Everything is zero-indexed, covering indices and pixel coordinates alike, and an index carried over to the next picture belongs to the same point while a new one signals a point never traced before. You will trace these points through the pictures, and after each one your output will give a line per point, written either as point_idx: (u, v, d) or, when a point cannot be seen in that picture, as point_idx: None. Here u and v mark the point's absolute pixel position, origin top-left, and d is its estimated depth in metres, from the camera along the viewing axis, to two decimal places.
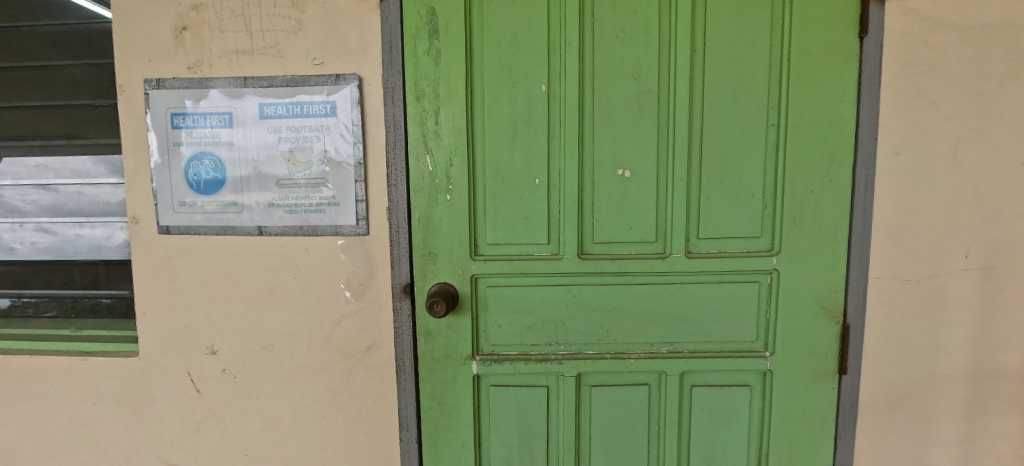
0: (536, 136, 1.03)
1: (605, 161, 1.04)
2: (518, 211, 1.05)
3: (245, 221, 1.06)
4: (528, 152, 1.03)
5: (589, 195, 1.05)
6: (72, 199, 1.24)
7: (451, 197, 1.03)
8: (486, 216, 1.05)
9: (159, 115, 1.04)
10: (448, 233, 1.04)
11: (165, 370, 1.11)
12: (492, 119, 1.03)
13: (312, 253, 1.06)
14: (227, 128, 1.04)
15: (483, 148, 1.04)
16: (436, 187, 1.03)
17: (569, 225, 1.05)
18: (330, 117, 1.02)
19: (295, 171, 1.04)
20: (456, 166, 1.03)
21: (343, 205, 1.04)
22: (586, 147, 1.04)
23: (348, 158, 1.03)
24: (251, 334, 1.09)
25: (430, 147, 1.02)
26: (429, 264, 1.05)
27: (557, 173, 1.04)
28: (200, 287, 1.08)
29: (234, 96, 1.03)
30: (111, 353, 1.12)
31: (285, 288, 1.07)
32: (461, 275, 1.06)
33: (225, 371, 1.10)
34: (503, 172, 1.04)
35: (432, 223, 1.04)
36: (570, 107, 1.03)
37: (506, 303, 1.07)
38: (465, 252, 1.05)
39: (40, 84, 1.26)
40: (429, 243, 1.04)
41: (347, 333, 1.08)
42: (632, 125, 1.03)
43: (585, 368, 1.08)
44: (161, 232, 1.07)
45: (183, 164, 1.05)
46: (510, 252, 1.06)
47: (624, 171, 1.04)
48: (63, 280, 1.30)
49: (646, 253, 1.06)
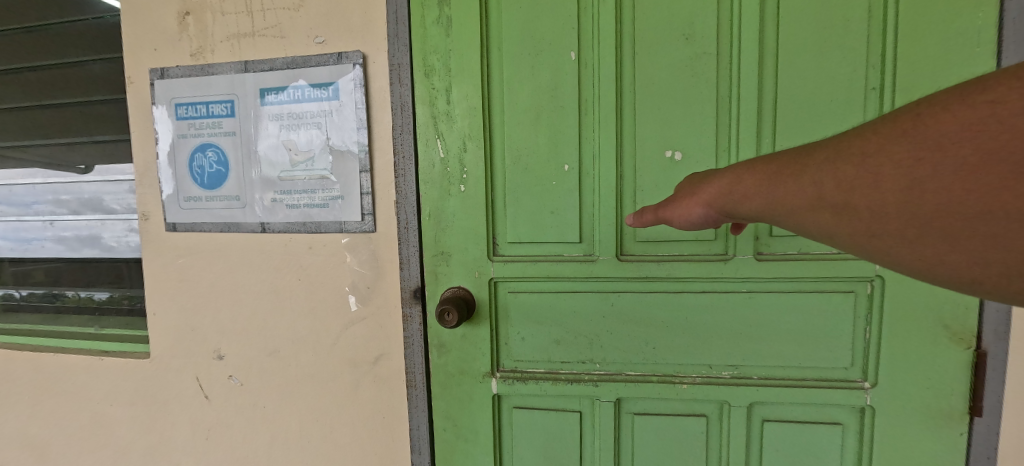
0: (564, 114, 0.86)
1: (649, 142, 0.84)
2: (543, 204, 0.88)
3: (248, 217, 0.98)
4: (555, 133, 0.86)
5: (631, 185, 0.86)
6: (94, 197, 1.22)
7: (465, 188, 0.89)
8: (505, 209, 0.89)
9: (165, 106, 1.00)
10: (462, 230, 0.90)
11: (175, 374, 1.06)
12: (512, 95, 0.87)
13: (316, 252, 0.96)
14: (228, 117, 0.97)
15: (502, 131, 0.88)
16: (448, 177, 0.89)
17: (607, 221, 0.87)
18: (332, 101, 0.92)
19: (297, 162, 0.95)
20: (471, 152, 0.88)
21: (348, 199, 0.93)
22: (625, 125, 0.85)
23: (351, 146, 0.92)
24: (255, 339, 1.01)
25: (441, 131, 0.89)
26: (441, 265, 0.91)
27: (589, 157, 0.86)
28: (207, 288, 1.02)
29: (235, 82, 0.96)
30: (127, 353, 1.10)
31: (290, 291, 0.98)
32: (478, 279, 0.91)
33: (232, 378, 1.04)
34: (525, 157, 0.87)
35: (444, 218, 0.90)
36: (604, 77, 0.85)
37: (528, 312, 0.91)
38: (481, 252, 0.90)
39: (61, 82, 1.24)
40: (441, 241, 0.91)
41: (354, 341, 0.97)
42: (686, 96, 0.83)
43: (626, 392, 0.89)
44: (168, 229, 1.02)
45: (188, 157, 1.00)
46: (535, 252, 0.90)
47: (674, 152, 0.84)
48: (87, 277, 1.28)
49: (702, 254, 0.86)
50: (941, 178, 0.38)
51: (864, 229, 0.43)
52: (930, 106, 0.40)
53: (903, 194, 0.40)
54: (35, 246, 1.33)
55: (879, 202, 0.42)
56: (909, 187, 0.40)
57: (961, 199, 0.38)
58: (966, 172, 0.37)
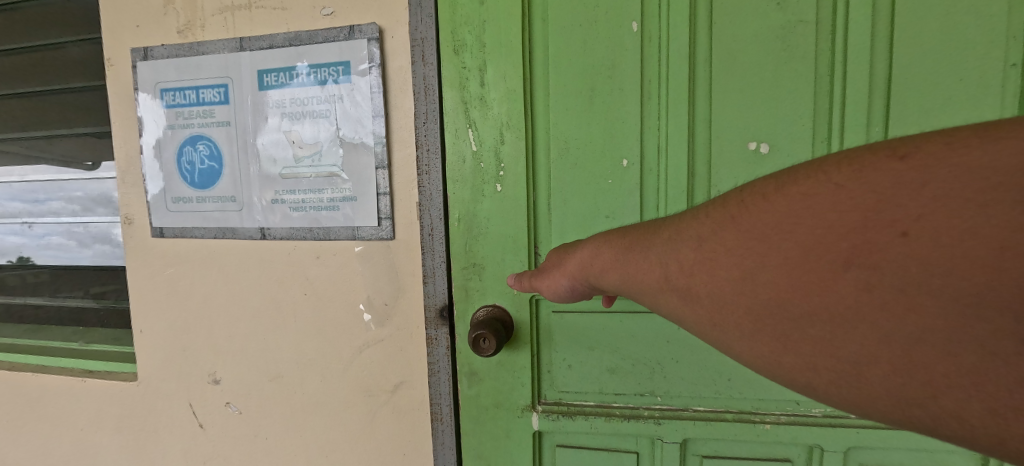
0: (623, 98, 0.70)
1: (729, 131, 0.69)
2: (596, 208, 0.73)
3: (245, 221, 0.84)
4: (611, 122, 0.71)
5: (704, 184, 0.70)
6: (73, 198, 1.10)
7: (501, 188, 0.74)
8: (549, 213, 0.75)
9: (149, 92, 0.86)
10: (498, 238, 0.75)
11: (165, 399, 0.93)
12: (558, 75, 0.72)
13: (325, 263, 0.82)
14: (221, 104, 0.82)
15: (546, 119, 0.73)
16: (482, 175, 0.75)
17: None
18: (342, 84, 0.77)
19: (302, 157, 0.81)
20: (508, 145, 0.73)
21: (361, 200, 0.79)
22: (698, 110, 0.69)
23: (366, 137, 0.77)
24: (256, 362, 0.88)
25: (473, 119, 0.74)
26: (473, 279, 0.77)
27: (653, 151, 0.71)
28: (200, 303, 0.89)
29: (228, 63, 0.81)
30: (113, 375, 0.97)
31: (295, 307, 0.85)
32: (517, 296, 0.77)
33: (230, 405, 0.90)
34: (574, 151, 0.72)
35: (476, 223, 0.76)
36: (672, 51, 0.69)
37: (577, 338, 0.76)
38: (521, 265, 0.76)
39: (36, 68, 1.10)
40: (474, 251, 0.76)
41: (369, 366, 0.83)
42: (777, 74, 0.67)
43: (693, 432, 0.75)
44: (155, 235, 0.88)
45: (176, 151, 0.86)
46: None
47: (761, 144, 0.68)
48: (67, 286, 1.15)
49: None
50: (771, 268, 0.32)
51: (709, 317, 0.37)
52: (759, 187, 0.35)
53: (737, 282, 0.34)
54: (15, 251, 1.22)
55: (718, 290, 0.35)
56: (743, 274, 0.34)
57: (791, 292, 0.31)
58: (791, 264, 0.31)
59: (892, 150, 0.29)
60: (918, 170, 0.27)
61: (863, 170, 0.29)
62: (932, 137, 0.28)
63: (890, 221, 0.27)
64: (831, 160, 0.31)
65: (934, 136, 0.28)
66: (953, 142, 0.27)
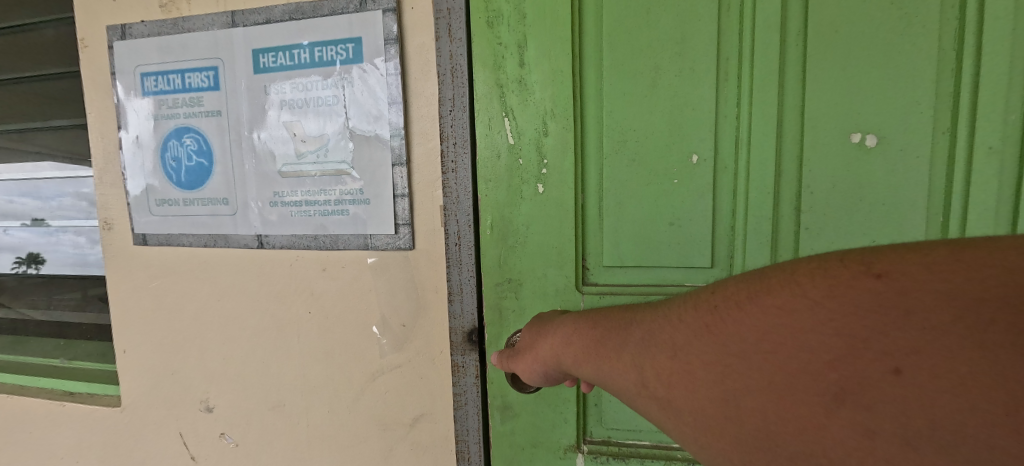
0: (696, 78, 0.58)
1: (828, 119, 0.56)
2: (657, 213, 0.61)
3: (240, 226, 0.72)
4: (680, 108, 0.58)
5: (792, 185, 0.58)
6: (57, 199, 1.00)
7: (543, 189, 0.62)
8: (600, 219, 0.62)
9: (128, 77, 0.74)
10: (539, 249, 0.64)
11: (153, 428, 0.82)
12: (614, 52, 0.59)
13: (333, 276, 0.71)
14: (211, 90, 0.70)
15: (598, 105, 0.61)
16: (519, 174, 0.62)
17: (752, 238, 0.60)
18: (352, 65, 0.65)
19: (305, 152, 0.69)
20: (553, 137, 0.61)
21: (376, 203, 0.67)
22: (787, 94, 0.57)
23: (380, 129, 0.65)
24: (255, 389, 0.77)
25: (510, 106, 0.61)
26: (509, 296, 0.65)
27: (729, 145, 0.59)
28: (190, 320, 0.78)
29: (219, 41, 0.69)
30: (96, 398, 0.87)
31: (298, 327, 0.73)
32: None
33: (225, 436, 0.79)
34: (633, 144, 0.60)
35: (512, 231, 0.64)
36: (757, 23, 0.56)
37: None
38: (566, 281, 0.64)
39: (10, 53, 0.98)
40: (509, 264, 0.65)
41: (385, 396, 0.72)
42: (892, 48, 0.54)
43: None
44: (138, 242, 0.77)
45: (160, 146, 0.74)
46: (644, 280, 0.63)
47: (866, 136, 0.55)
48: (50, 292, 1.07)
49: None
50: (752, 388, 0.30)
51: (691, 433, 0.34)
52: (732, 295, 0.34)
53: (720, 395, 0.32)
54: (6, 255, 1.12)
55: (699, 401, 0.33)
56: (723, 389, 0.32)
57: (773, 416, 0.29)
58: (770, 383, 0.29)
59: (870, 267, 0.28)
60: (894, 294, 0.26)
61: (844, 288, 0.28)
62: (905, 254, 0.27)
63: (878, 353, 0.25)
64: (801, 272, 0.31)
65: (903, 254, 0.27)
66: (925, 265, 0.26)
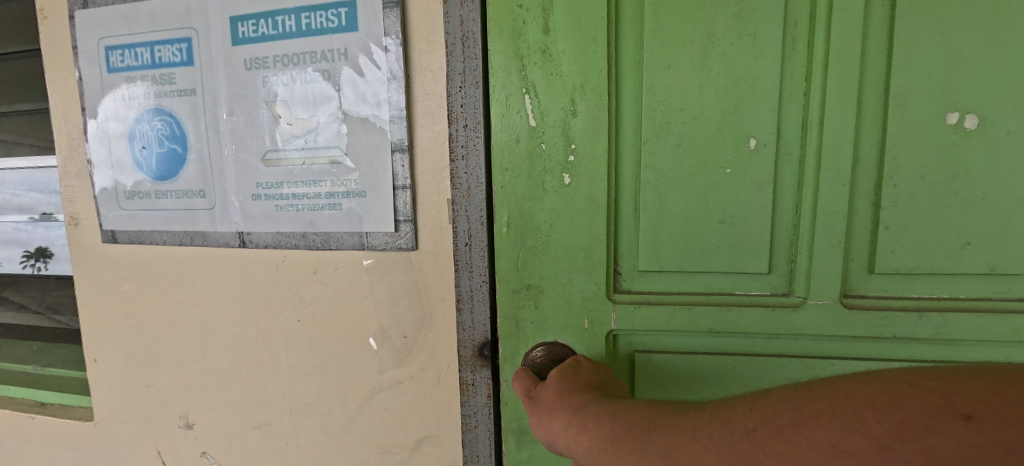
0: (756, 48, 0.49)
1: (920, 97, 0.47)
2: (707, 209, 0.52)
3: (219, 222, 0.64)
4: (737, 82, 0.49)
5: (869, 174, 0.50)
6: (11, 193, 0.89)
7: (568, 180, 0.53)
8: (639, 215, 0.54)
9: (91, 51, 0.65)
10: (564, 251, 0.54)
11: (128, 445, 0.74)
12: (657, 15, 0.49)
13: (324, 279, 0.62)
14: (184, 66, 0.61)
15: (638, 81, 0.51)
16: (541, 164, 0.53)
17: (821, 240, 0.52)
18: (344, 35, 0.56)
19: (291, 137, 0.59)
20: (581, 118, 0.51)
21: (373, 196, 0.58)
22: (869, 66, 0.48)
23: (377, 110, 0.56)
24: (237, 406, 0.68)
25: (531, 82, 0.51)
26: (528, 304, 0.56)
27: (794, 128, 0.50)
28: (166, 328, 0.69)
29: (193, 9, 0.60)
30: (67, 411, 0.78)
31: (286, 337, 0.64)
32: (588, 331, 0.56)
33: (206, 456, 0.71)
34: (679, 126, 0.51)
35: (531, 230, 0.54)
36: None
37: (676, 388, 0.57)
38: (595, 287, 0.55)
39: None
40: (529, 267, 0.55)
41: (384, 417, 0.63)
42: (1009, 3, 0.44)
43: None
44: (107, 240, 0.68)
45: (129, 131, 0.65)
46: (687, 288, 0.55)
47: (966, 116, 0.47)
48: (37, 294, 0.94)
49: (991, 299, 0.50)
50: None
51: None
52: (769, 414, 0.27)
53: None
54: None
55: None
56: None
57: None
58: None
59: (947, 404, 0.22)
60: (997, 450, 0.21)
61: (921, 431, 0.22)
62: (997, 387, 0.22)
63: None
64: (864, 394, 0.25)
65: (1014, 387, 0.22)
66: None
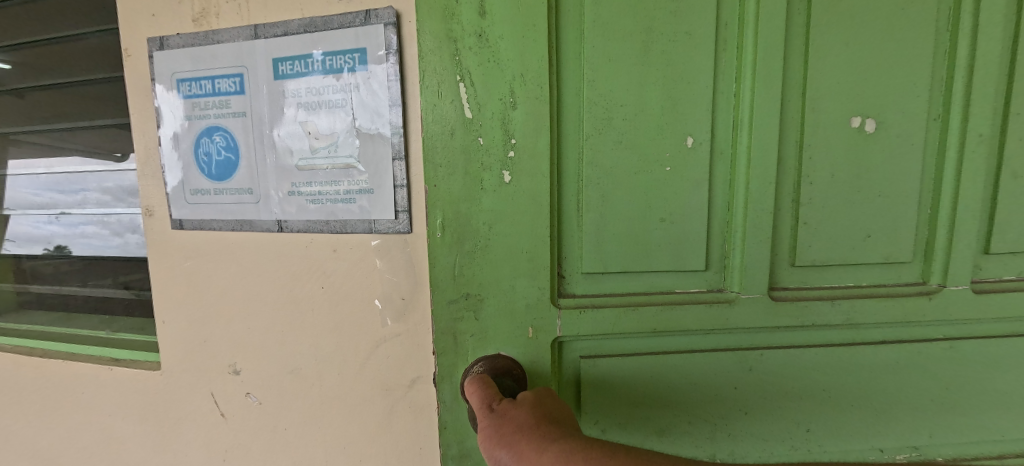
0: (689, 86, 0.72)
1: (833, 119, 0.75)
2: (649, 206, 0.74)
3: (263, 213, 0.83)
4: (668, 108, 0.72)
5: (794, 172, 0.77)
6: (98, 189, 1.10)
7: (508, 176, 0.71)
8: (584, 213, 0.74)
9: (165, 82, 0.85)
10: (505, 253, 0.73)
11: (187, 389, 0.94)
12: (591, 60, 0.71)
13: (341, 256, 0.81)
14: (237, 94, 0.81)
15: (576, 91, 0.72)
16: (479, 157, 0.70)
17: (752, 231, 0.77)
18: (357, 72, 0.75)
19: (318, 148, 0.79)
20: (520, 108, 0.69)
21: (378, 192, 0.77)
22: (793, 96, 0.75)
23: (382, 128, 0.75)
24: (274, 356, 0.88)
25: (465, 70, 0.68)
26: (470, 316, 0.75)
27: (729, 130, 0.75)
28: (219, 295, 0.89)
29: (244, 52, 0.79)
30: (138, 363, 0.98)
31: (312, 301, 0.84)
32: (532, 336, 0.76)
33: (249, 396, 0.91)
34: (625, 132, 0.72)
35: (473, 213, 0.72)
36: (748, 35, 0.73)
37: (634, 367, 0.79)
38: (532, 288, 0.74)
39: (60, 60, 1.10)
40: (468, 281, 0.73)
41: (386, 361, 0.82)
42: (862, 60, 0.74)
43: (747, 451, 0.83)
44: (175, 227, 0.88)
45: (193, 143, 0.85)
46: (626, 287, 0.78)
47: (865, 121, 0.76)
48: (116, 272, 1.14)
49: (882, 286, 0.83)
50: None
51: None
52: None
53: None
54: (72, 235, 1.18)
55: None
56: None
57: None
58: None
59: None
60: None
61: None
62: None
63: None
64: None
65: None
66: None
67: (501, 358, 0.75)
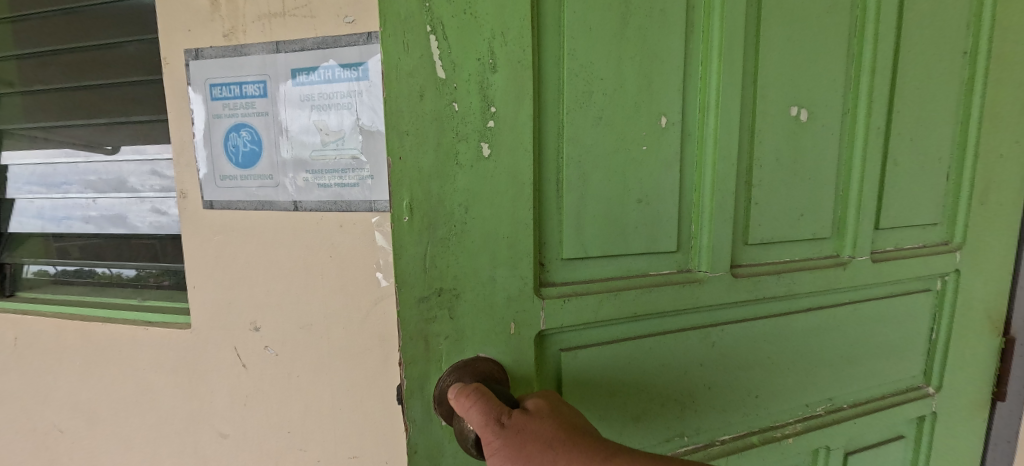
0: (665, 68, 0.79)
1: (774, 108, 0.90)
2: (630, 184, 0.79)
3: (281, 196, 1.01)
4: (643, 93, 0.78)
5: (746, 153, 0.89)
6: (133, 175, 1.26)
7: (489, 149, 0.65)
8: (568, 193, 0.75)
9: (199, 86, 1.02)
10: (482, 237, 0.67)
11: (214, 344, 1.12)
12: (575, 38, 0.72)
13: (346, 230, 0.99)
14: (261, 97, 0.99)
15: (556, 57, 0.71)
16: (454, 127, 0.63)
17: (717, 212, 0.87)
18: (361, 81, 0.93)
19: (327, 142, 0.97)
20: (500, 71, 0.64)
21: (378, 178, 0.95)
22: (747, 87, 0.87)
23: (381, 126, 0.94)
24: (290, 315, 1.06)
25: (437, 20, 0.60)
26: (446, 316, 0.67)
27: (693, 112, 0.84)
28: (242, 264, 1.07)
29: (267, 64, 0.97)
30: (169, 324, 1.15)
31: (321, 267, 1.02)
32: (513, 331, 0.73)
33: (267, 349, 1.09)
34: (609, 111, 0.76)
35: (449, 188, 0.64)
36: (713, 26, 0.82)
37: (615, 350, 0.84)
38: (512, 279, 0.71)
39: (96, 63, 1.26)
40: (444, 275, 0.66)
41: (383, 316, 1.01)
42: (790, 61, 0.89)
43: (709, 417, 0.94)
44: (206, 206, 1.06)
45: (223, 137, 1.03)
46: (605, 272, 0.81)
47: (798, 111, 0.92)
48: (149, 247, 1.31)
49: (811, 258, 1.00)
50: None
51: None
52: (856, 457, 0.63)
53: None
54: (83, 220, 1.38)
55: None
56: None
57: None
58: None
59: None
60: None
61: None
62: None
63: None
64: None
65: None
66: None
67: (480, 360, 0.70)
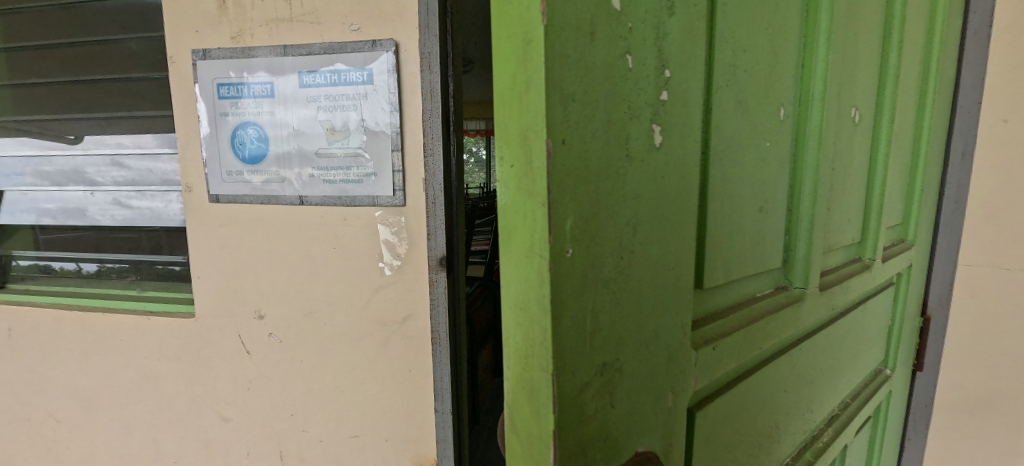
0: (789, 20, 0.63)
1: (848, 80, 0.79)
2: (761, 167, 0.62)
3: (287, 191, 1.08)
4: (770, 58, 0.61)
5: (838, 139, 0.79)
6: (132, 170, 1.27)
7: (663, 132, 0.43)
8: (718, 192, 0.54)
9: (206, 85, 1.07)
10: (647, 272, 0.44)
11: (218, 331, 1.17)
12: None
13: (350, 223, 1.07)
14: (268, 98, 1.05)
15: None
16: (627, 95, 0.39)
17: (823, 217, 0.76)
18: (366, 85, 1.00)
19: (333, 141, 1.04)
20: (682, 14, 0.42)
21: (381, 175, 1.03)
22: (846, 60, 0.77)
23: (385, 127, 1.01)
24: (294, 302, 1.12)
25: None
26: (605, 402, 0.42)
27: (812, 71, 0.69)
28: (247, 255, 1.12)
29: (274, 66, 1.03)
30: (172, 314, 1.20)
31: (325, 258, 1.09)
32: (671, 405, 0.51)
33: (271, 335, 1.15)
34: (745, 71, 0.57)
35: (618, 192, 0.39)
36: None
37: (745, 405, 0.65)
38: (675, 328, 0.49)
39: (95, 58, 1.27)
40: (602, 340, 0.41)
41: (384, 303, 1.09)
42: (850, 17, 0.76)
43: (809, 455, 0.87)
44: (212, 200, 1.11)
45: (230, 134, 1.08)
46: (728, 300, 0.63)
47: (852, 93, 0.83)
48: (148, 241, 1.32)
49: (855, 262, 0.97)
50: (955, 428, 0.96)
51: None
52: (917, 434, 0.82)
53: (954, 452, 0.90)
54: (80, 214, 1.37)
55: None
56: None
57: None
58: None
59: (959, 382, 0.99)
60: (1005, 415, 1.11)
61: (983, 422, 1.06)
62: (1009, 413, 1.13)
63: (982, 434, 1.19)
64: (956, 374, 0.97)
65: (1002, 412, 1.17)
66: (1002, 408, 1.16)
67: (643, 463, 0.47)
